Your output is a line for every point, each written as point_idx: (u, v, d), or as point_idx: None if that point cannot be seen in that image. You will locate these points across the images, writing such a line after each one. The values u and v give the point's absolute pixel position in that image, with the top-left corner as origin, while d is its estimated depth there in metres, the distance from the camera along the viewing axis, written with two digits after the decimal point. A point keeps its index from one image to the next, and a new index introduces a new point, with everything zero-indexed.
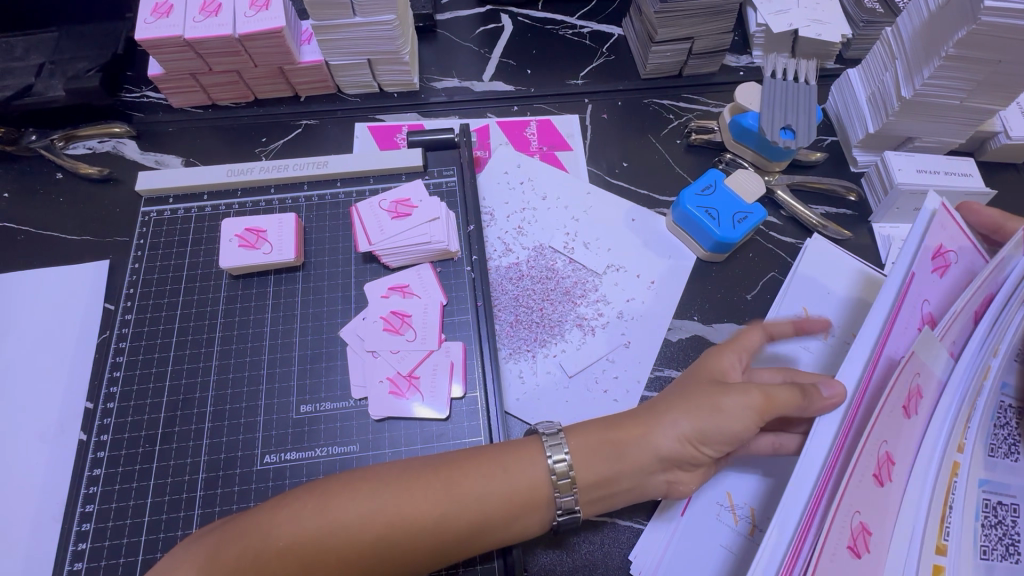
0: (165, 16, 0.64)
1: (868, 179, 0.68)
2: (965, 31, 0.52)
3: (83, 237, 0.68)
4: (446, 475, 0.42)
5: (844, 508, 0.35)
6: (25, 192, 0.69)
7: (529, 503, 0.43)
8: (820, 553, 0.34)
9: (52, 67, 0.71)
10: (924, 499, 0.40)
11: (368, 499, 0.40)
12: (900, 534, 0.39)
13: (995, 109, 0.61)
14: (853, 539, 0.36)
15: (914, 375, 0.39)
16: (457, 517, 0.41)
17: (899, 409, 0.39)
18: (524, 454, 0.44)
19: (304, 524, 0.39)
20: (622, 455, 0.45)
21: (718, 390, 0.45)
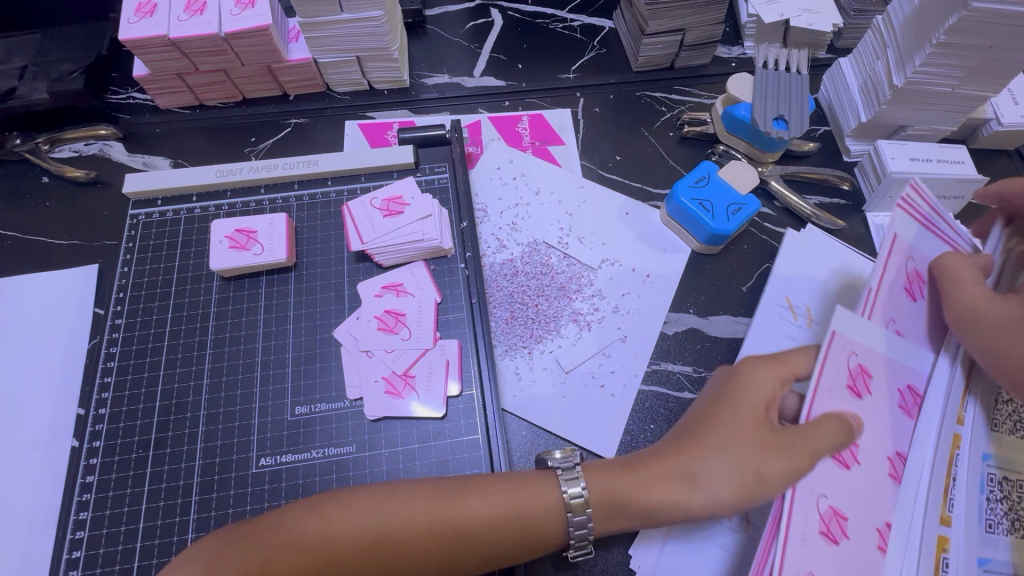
0: (149, 15, 0.63)
1: (861, 168, 0.68)
2: (955, 17, 0.52)
3: (72, 241, 0.67)
4: (458, 503, 0.42)
5: (804, 492, 0.39)
6: (11, 197, 0.68)
7: (538, 536, 0.42)
8: (787, 528, 0.38)
9: (36, 69, 0.70)
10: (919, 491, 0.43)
11: (381, 518, 0.40)
12: (909, 534, 0.42)
13: (986, 95, 0.61)
14: (825, 527, 0.39)
15: (852, 355, 0.43)
16: (466, 543, 0.41)
17: (845, 390, 0.42)
18: (539, 491, 0.43)
19: (308, 539, 0.39)
20: (640, 502, 0.43)
21: (759, 456, 0.40)
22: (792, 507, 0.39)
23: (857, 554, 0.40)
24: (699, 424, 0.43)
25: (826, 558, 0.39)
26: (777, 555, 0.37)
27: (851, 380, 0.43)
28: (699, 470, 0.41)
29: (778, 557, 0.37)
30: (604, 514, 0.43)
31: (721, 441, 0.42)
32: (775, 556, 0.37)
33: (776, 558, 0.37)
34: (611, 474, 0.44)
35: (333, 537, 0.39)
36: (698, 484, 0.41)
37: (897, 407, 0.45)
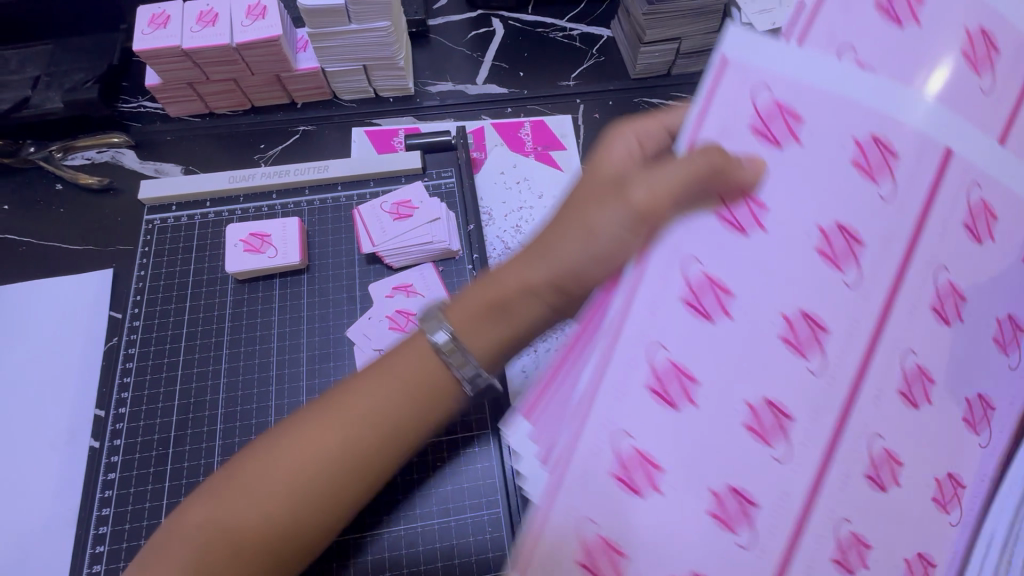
0: (162, 27, 0.65)
1: None
2: None
3: (86, 246, 0.68)
4: (338, 410, 0.38)
5: (662, 255, 0.33)
6: (26, 204, 0.70)
7: (437, 399, 0.38)
8: (631, 295, 0.33)
9: (49, 79, 0.72)
10: (884, 298, 0.33)
11: (274, 464, 0.37)
12: (856, 325, 0.32)
13: None
14: (692, 299, 0.33)
15: (763, 91, 0.33)
16: (362, 442, 0.37)
17: (749, 134, 0.34)
18: (402, 356, 0.39)
19: (230, 519, 0.36)
20: (498, 286, 0.37)
21: (592, 208, 0.35)
22: (645, 279, 0.33)
23: (738, 344, 0.33)
24: (550, 234, 0.37)
25: (684, 342, 0.33)
26: (601, 338, 0.33)
27: (761, 121, 0.34)
28: (552, 237, 0.36)
29: (600, 355, 0.33)
30: (466, 320, 0.37)
31: (561, 239, 0.36)
32: (601, 339, 0.33)
33: (591, 372, 0.32)
34: (468, 298, 0.38)
35: (257, 505, 0.36)
36: (553, 239, 0.36)
37: (749, 128, 0.34)
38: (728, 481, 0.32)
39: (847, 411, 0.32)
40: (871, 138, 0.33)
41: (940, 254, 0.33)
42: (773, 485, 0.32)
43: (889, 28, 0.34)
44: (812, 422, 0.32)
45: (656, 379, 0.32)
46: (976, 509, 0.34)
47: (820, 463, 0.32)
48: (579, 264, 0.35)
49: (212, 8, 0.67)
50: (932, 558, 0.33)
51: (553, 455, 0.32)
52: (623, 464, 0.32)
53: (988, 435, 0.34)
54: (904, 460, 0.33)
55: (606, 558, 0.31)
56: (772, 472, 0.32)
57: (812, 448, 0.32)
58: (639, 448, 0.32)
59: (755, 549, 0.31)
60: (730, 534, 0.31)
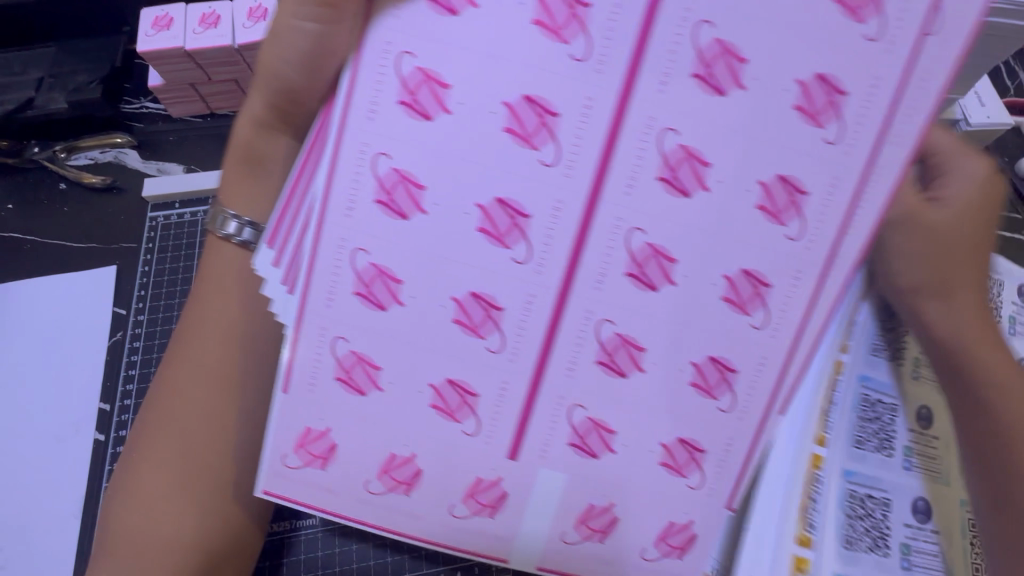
0: (165, 28, 0.67)
1: None
2: None
3: (89, 243, 0.69)
4: (186, 349, 0.47)
5: (370, 50, 0.33)
6: (30, 203, 0.71)
7: (257, 301, 0.48)
8: (342, 125, 0.34)
9: (53, 81, 0.73)
10: (617, 101, 0.33)
11: (168, 409, 0.46)
12: (588, 123, 0.33)
13: None
14: (408, 99, 0.33)
15: (704, 27, 0.32)
16: (213, 358, 0.46)
17: (688, 79, 0.32)
18: (212, 249, 0.49)
19: (149, 463, 0.44)
20: (243, 140, 0.48)
21: (275, 38, 0.42)
22: (607, 163, 0.33)
23: (465, 135, 0.34)
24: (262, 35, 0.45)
25: (390, 124, 0.34)
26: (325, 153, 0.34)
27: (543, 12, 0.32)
28: (274, 50, 0.42)
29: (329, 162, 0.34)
30: (238, 194, 0.49)
31: (275, 47, 0.42)
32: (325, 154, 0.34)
33: (324, 176, 0.34)
34: (233, 178, 0.49)
35: (157, 456, 0.44)
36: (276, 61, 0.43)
37: (693, 78, 0.32)
38: (615, 328, 0.36)
39: (593, 200, 0.34)
40: (815, 78, 0.32)
41: (657, 105, 0.33)
42: (519, 290, 0.35)
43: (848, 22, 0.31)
44: (549, 220, 0.34)
45: (385, 192, 0.35)
46: (786, 324, 0.35)
47: (571, 252, 0.35)
48: (288, 77, 0.43)
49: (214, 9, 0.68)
50: (730, 363, 0.36)
51: (286, 261, 0.38)
52: (465, 311, 0.36)
53: (797, 224, 0.34)
54: (676, 258, 0.35)
55: (360, 370, 0.37)
56: (534, 281, 0.35)
57: (555, 262, 0.35)
58: (376, 263, 0.36)
59: (506, 351, 0.36)
60: (478, 338, 0.36)
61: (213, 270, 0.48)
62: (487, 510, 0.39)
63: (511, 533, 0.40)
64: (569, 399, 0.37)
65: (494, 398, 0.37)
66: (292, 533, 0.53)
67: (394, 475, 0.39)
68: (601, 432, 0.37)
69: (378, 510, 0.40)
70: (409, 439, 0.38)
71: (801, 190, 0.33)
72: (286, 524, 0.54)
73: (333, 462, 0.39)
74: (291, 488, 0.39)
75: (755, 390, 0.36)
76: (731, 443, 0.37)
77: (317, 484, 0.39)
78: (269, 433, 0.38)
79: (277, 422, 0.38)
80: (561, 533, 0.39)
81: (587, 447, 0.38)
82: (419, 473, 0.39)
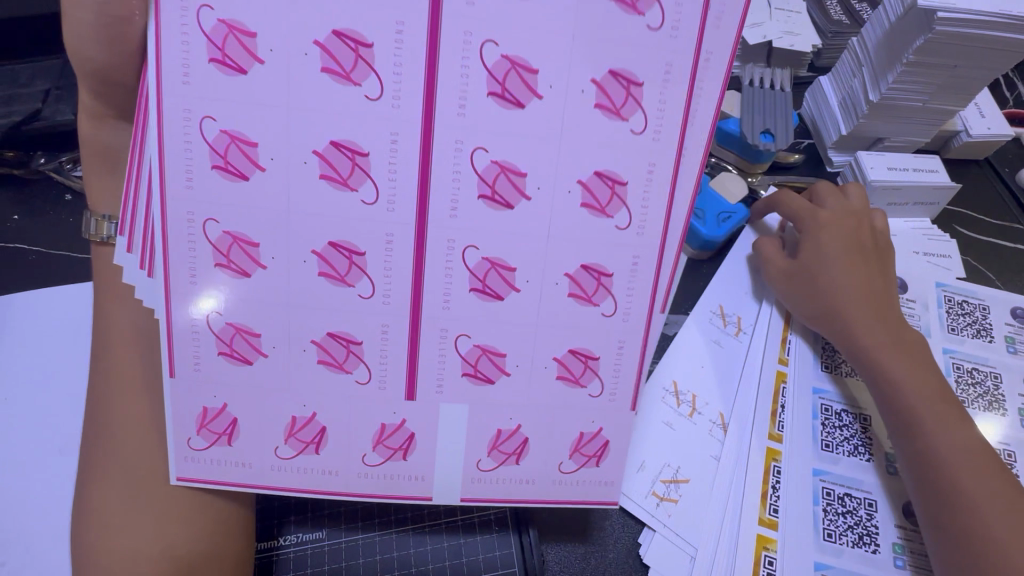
0: None
1: (844, 178, 0.72)
2: (921, 39, 0.59)
3: (95, 254, 0.70)
4: (100, 363, 0.49)
5: (166, 13, 0.38)
6: (36, 214, 0.71)
7: (137, 306, 0.49)
8: (159, 88, 0.39)
9: (60, 93, 0.73)
10: (423, 92, 0.40)
11: (97, 424, 0.47)
12: (398, 109, 0.40)
13: (953, 109, 0.68)
14: (219, 55, 0.39)
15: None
16: (120, 367, 0.48)
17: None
18: (96, 256, 0.52)
19: (92, 474, 0.46)
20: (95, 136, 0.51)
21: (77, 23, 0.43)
22: (427, 154, 0.41)
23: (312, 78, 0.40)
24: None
25: (204, 85, 0.39)
26: (154, 122, 0.40)
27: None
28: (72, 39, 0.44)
29: (158, 134, 0.40)
30: (104, 191, 0.53)
31: (74, 29, 0.43)
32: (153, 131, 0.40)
33: (155, 135, 0.40)
34: (98, 176, 0.53)
35: (105, 475, 0.46)
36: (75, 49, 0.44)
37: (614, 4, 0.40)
38: (481, 253, 0.43)
39: (428, 129, 0.40)
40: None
41: (466, 22, 0.39)
42: (379, 230, 0.42)
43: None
44: (388, 156, 0.41)
45: (220, 156, 0.40)
46: (655, 209, 0.43)
47: (418, 196, 0.41)
48: (91, 56, 0.44)
49: None
50: (603, 269, 0.44)
51: (137, 245, 0.44)
52: (478, 277, 0.43)
53: (524, 200, 0.42)
54: (524, 171, 0.42)
55: (241, 340, 0.44)
56: (389, 220, 0.42)
57: (405, 195, 0.41)
58: (229, 232, 0.42)
59: (378, 295, 0.43)
60: (348, 286, 0.43)
61: (106, 286, 0.51)
62: (511, 457, 0.47)
63: (427, 470, 0.47)
64: (453, 332, 0.44)
65: (377, 341, 0.44)
66: (279, 551, 0.49)
67: (388, 443, 0.46)
68: (491, 358, 0.45)
69: (370, 478, 0.47)
70: (397, 409, 0.45)
71: (632, 81, 0.41)
72: (272, 543, 0.50)
73: (323, 443, 0.46)
74: (285, 475, 0.46)
75: (632, 302, 0.45)
76: (622, 339, 0.46)
77: (291, 465, 0.46)
78: (170, 420, 0.44)
79: (175, 405, 0.44)
80: (558, 464, 0.47)
81: (572, 374, 0.46)
82: (324, 431, 0.45)
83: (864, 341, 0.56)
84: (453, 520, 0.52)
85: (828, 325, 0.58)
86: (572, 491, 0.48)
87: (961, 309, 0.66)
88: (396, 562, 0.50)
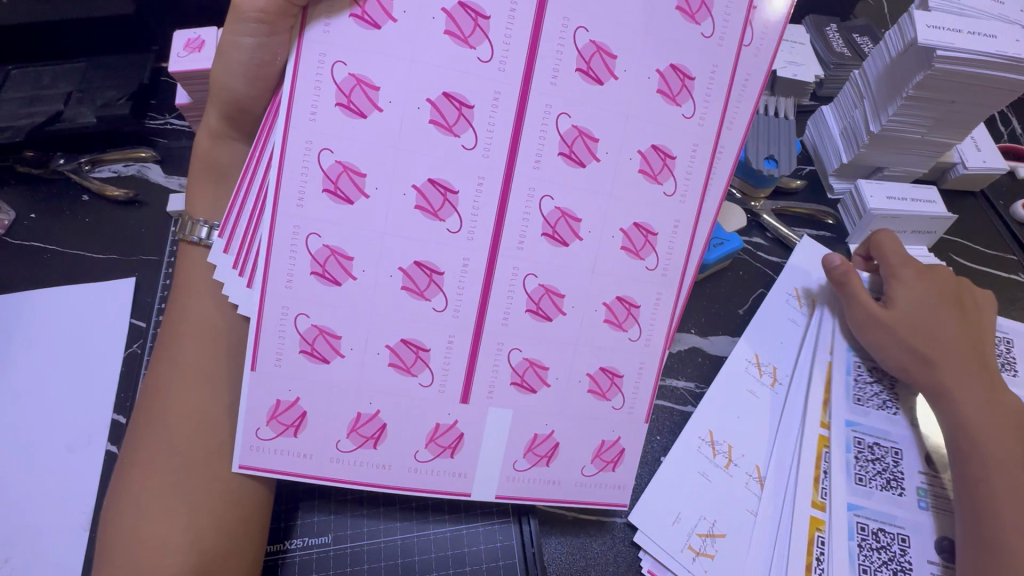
0: (197, 50, 0.69)
1: (844, 207, 0.75)
2: (921, 75, 0.61)
3: (110, 254, 0.70)
4: (172, 352, 0.50)
5: (305, 62, 0.42)
6: (53, 212, 0.72)
7: (223, 315, 0.51)
8: (288, 120, 0.43)
9: (81, 95, 0.74)
10: (510, 139, 0.45)
11: (158, 410, 0.48)
12: (489, 156, 0.45)
13: (950, 142, 0.70)
14: (344, 101, 0.43)
15: (581, 31, 0.44)
16: (194, 363, 0.49)
17: (575, 73, 0.45)
18: (184, 255, 0.54)
19: (143, 456, 0.46)
20: (206, 151, 0.55)
21: (225, 68, 0.49)
22: (506, 189, 0.45)
23: (397, 128, 0.44)
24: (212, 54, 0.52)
25: (329, 123, 0.43)
26: (276, 148, 0.43)
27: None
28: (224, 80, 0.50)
29: (278, 160, 0.43)
30: (200, 198, 0.55)
31: (225, 68, 0.49)
32: (275, 153, 0.43)
33: (277, 157, 0.43)
34: (198, 184, 0.56)
35: (153, 463, 0.46)
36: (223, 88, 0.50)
37: (659, 94, 0.46)
38: (538, 280, 0.47)
39: (508, 176, 0.45)
40: (670, 67, 0.46)
41: (549, 94, 0.45)
42: (457, 256, 0.46)
43: (688, 26, 0.45)
44: (473, 196, 0.45)
45: (330, 181, 0.44)
46: (675, 263, 0.48)
47: (494, 231, 0.46)
48: (234, 89, 0.50)
49: (199, 36, 0.70)
50: (634, 301, 0.48)
51: (234, 248, 0.49)
52: (534, 300, 0.47)
53: (577, 241, 0.47)
54: (580, 217, 0.47)
55: (322, 342, 0.45)
56: (468, 247, 0.46)
57: (483, 225, 0.45)
58: (329, 245, 0.44)
59: (449, 309, 0.46)
60: (425, 301, 0.46)
61: (186, 283, 0.52)
62: (543, 459, 0.48)
63: (469, 468, 0.48)
64: (508, 344, 0.47)
65: (443, 351, 0.46)
66: (285, 554, 0.50)
67: (439, 441, 0.47)
68: (537, 370, 0.48)
69: (420, 475, 0.47)
70: (453, 410, 0.47)
71: (670, 154, 0.47)
72: (280, 546, 0.50)
73: (381, 439, 0.46)
74: (340, 469, 0.46)
75: (654, 321, 0.49)
76: (643, 363, 0.49)
77: (347, 459, 0.46)
78: (242, 411, 0.45)
79: (249, 396, 0.45)
80: (581, 468, 0.49)
81: (600, 389, 0.49)
82: (384, 428, 0.46)
83: (948, 386, 0.57)
84: (458, 527, 0.52)
85: (915, 366, 0.59)
86: (591, 495, 0.49)
87: None
88: (399, 567, 0.50)
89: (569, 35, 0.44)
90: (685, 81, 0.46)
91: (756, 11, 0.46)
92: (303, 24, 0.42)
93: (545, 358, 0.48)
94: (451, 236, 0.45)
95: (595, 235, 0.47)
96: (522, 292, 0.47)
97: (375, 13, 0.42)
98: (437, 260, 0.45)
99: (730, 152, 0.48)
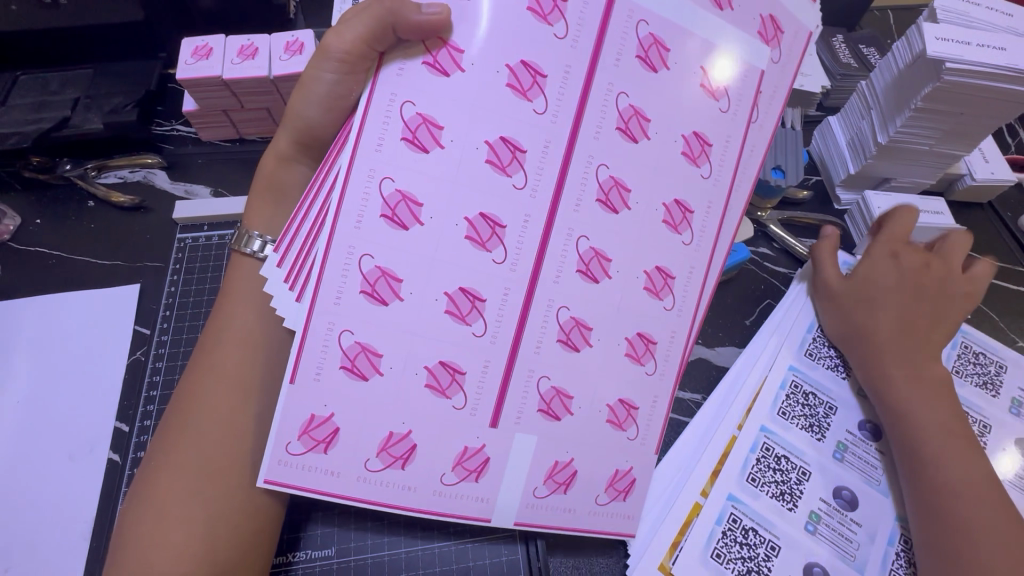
0: (205, 58, 0.69)
1: (851, 216, 0.74)
2: (930, 87, 0.61)
3: (115, 261, 0.70)
4: (210, 359, 0.50)
5: (377, 103, 0.43)
6: (59, 218, 0.72)
7: (264, 327, 0.52)
8: (356, 150, 0.43)
9: (89, 102, 0.74)
10: (561, 164, 0.46)
11: (190, 415, 0.48)
12: (537, 195, 0.46)
13: (958, 154, 0.70)
14: (410, 136, 0.43)
15: (622, 96, 0.46)
16: (230, 370, 0.49)
17: (615, 132, 0.47)
18: (236, 266, 0.55)
19: (170, 460, 0.46)
20: (270, 171, 0.58)
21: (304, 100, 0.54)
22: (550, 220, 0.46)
23: (453, 162, 0.44)
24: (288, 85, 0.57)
25: (394, 156, 0.43)
26: (341, 173, 0.43)
27: (642, 50, 0.46)
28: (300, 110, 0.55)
29: (342, 186, 0.43)
30: (258, 214, 0.57)
31: (303, 98, 0.54)
32: (340, 178, 0.43)
33: (341, 185, 0.43)
34: (256, 199, 0.58)
35: (179, 463, 0.46)
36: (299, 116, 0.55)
37: (681, 156, 0.49)
38: (571, 312, 0.47)
39: (549, 216, 0.46)
40: (693, 134, 0.49)
41: (593, 148, 0.46)
42: (498, 283, 0.46)
43: (708, 101, 0.49)
44: (520, 230, 0.46)
45: (389, 208, 0.44)
46: (687, 304, 0.50)
47: (538, 250, 0.46)
48: (311, 118, 0.55)
49: (207, 43, 0.70)
50: (651, 338, 0.50)
51: (288, 262, 0.47)
52: (564, 330, 0.47)
53: (607, 279, 0.48)
54: (611, 257, 0.48)
55: (364, 359, 0.44)
56: (508, 276, 0.46)
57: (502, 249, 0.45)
58: (381, 266, 0.44)
59: (489, 335, 0.46)
60: (466, 325, 0.45)
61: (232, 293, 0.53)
62: (561, 487, 0.48)
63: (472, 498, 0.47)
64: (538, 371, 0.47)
65: (477, 375, 0.46)
66: (290, 566, 0.49)
67: (466, 464, 0.46)
68: (563, 398, 0.48)
69: (435, 495, 0.46)
70: (481, 433, 0.46)
71: (689, 208, 0.50)
72: (286, 558, 0.50)
73: (410, 460, 0.45)
74: (364, 488, 0.44)
75: (669, 356, 0.50)
76: (656, 397, 0.50)
77: (374, 480, 0.44)
78: (275, 422, 0.43)
79: (285, 411, 0.43)
80: (593, 498, 0.49)
81: (617, 419, 0.49)
82: (414, 448, 0.45)
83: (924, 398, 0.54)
84: (463, 541, 0.51)
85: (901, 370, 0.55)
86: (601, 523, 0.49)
87: (977, 357, 0.64)
88: None
89: (613, 100, 0.46)
90: (705, 147, 0.49)
91: (761, 96, 0.51)
92: (380, 65, 0.43)
93: (571, 388, 0.48)
94: (498, 267, 0.45)
95: (623, 275, 0.48)
96: (555, 323, 0.47)
97: (447, 62, 0.43)
98: (480, 286, 0.45)
99: (736, 212, 0.51)
